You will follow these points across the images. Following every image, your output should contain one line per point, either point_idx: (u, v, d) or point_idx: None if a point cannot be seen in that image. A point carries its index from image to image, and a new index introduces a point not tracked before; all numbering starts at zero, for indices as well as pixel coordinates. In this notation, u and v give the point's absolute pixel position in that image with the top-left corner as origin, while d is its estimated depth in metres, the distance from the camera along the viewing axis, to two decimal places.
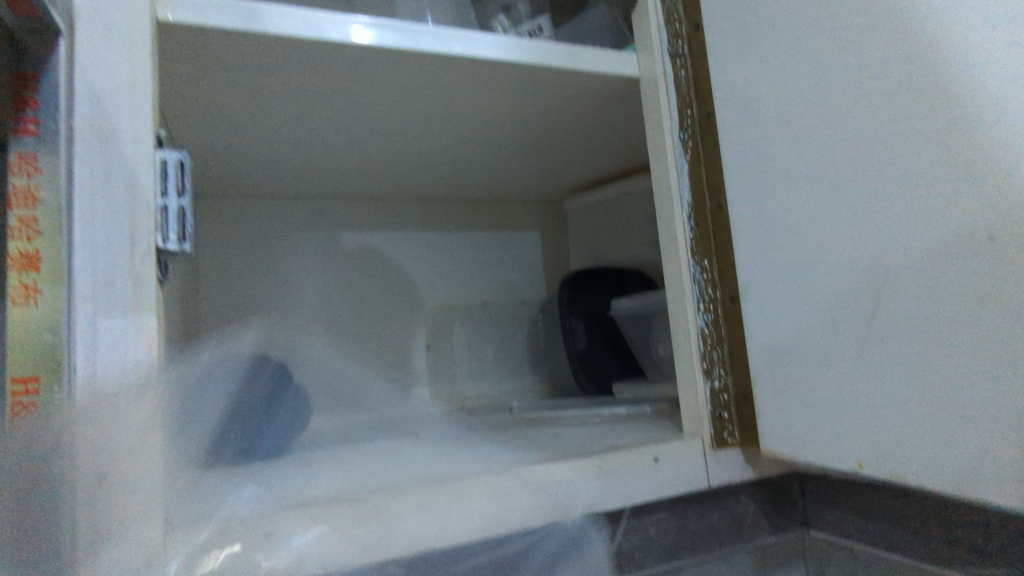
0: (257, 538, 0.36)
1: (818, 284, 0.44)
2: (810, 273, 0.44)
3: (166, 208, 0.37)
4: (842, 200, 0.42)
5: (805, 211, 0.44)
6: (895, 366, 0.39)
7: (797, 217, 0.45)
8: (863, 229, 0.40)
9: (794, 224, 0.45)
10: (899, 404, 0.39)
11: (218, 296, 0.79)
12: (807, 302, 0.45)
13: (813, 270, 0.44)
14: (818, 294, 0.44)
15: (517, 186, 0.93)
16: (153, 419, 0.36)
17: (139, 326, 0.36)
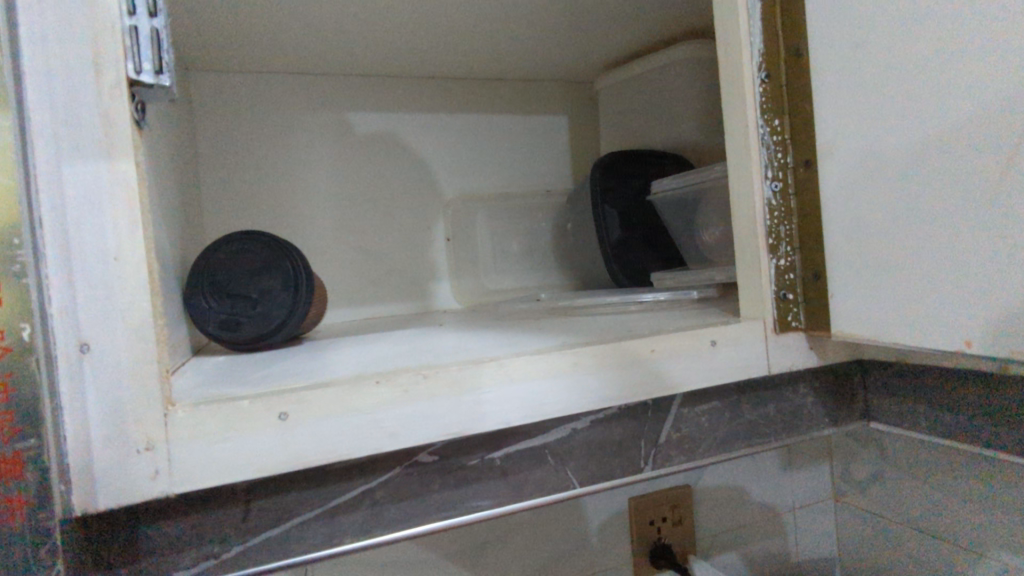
0: (271, 419, 0.32)
1: (920, 132, 0.37)
2: (912, 119, 0.37)
3: (133, 28, 0.30)
4: (962, 18, 0.34)
5: (910, 42, 0.36)
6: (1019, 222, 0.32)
7: (899, 50, 0.37)
8: (989, 54, 0.33)
9: (892, 60, 0.38)
10: (1019, 268, 0.32)
11: (220, 181, 0.73)
12: (904, 155, 0.38)
13: (917, 115, 0.37)
14: (920, 145, 0.37)
15: (542, 59, 0.83)
16: (140, 285, 0.29)
17: (114, 173, 0.29)
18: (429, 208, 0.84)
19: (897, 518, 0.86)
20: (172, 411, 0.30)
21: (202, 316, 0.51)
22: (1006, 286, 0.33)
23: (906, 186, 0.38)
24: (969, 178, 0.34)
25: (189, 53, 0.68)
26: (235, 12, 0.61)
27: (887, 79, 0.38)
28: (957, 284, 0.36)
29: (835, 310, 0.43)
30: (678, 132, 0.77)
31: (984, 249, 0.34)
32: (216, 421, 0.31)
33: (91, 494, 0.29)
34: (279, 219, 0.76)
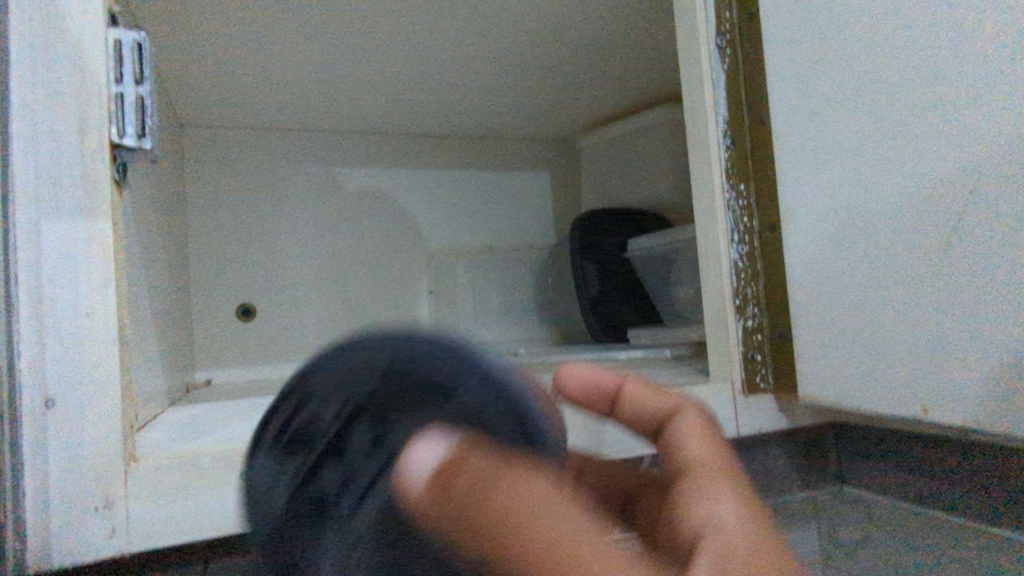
0: (231, 477, 0.32)
1: (864, 211, 0.39)
2: (852, 200, 0.39)
3: (121, 96, 0.32)
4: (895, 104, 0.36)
5: (855, 127, 0.39)
6: (986, 274, 0.32)
7: (841, 133, 0.40)
8: (947, 108, 0.34)
9: (839, 142, 0.40)
10: (989, 325, 0.32)
11: (206, 231, 0.74)
12: (849, 228, 0.40)
13: (865, 197, 0.39)
14: (864, 223, 0.39)
15: (527, 119, 0.87)
16: (109, 340, 0.30)
17: (90, 234, 0.30)
18: (412, 258, 0.86)
19: None
20: (133, 467, 0.30)
21: None
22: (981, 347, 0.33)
23: (850, 262, 0.40)
24: (932, 231, 0.35)
25: (185, 109, 0.71)
26: (224, 71, 0.64)
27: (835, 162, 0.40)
28: (957, 335, 0.34)
29: (804, 370, 0.43)
30: (652, 191, 0.80)
31: (966, 304, 0.33)
32: (173, 479, 0.31)
33: (45, 554, 0.28)
34: (263, 268, 0.78)
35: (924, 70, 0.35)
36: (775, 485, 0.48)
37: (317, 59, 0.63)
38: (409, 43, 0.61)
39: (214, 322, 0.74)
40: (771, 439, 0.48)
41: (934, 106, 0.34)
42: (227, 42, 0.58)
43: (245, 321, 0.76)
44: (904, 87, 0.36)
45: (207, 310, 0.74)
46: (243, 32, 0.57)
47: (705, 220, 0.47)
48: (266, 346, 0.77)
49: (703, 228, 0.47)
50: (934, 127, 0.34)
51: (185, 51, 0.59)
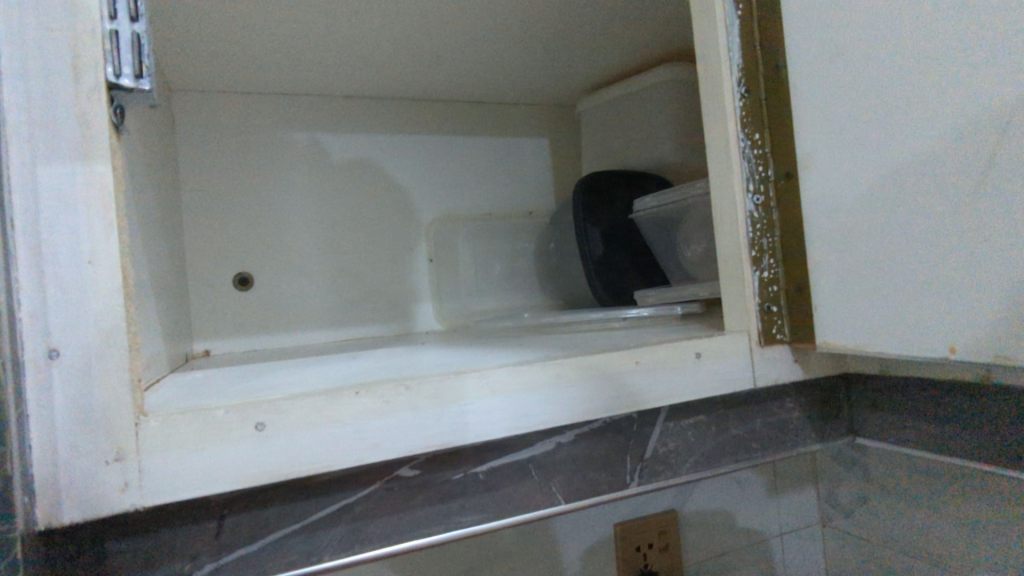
0: (247, 431, 0.31)
1: (884, 153, 0.37)
2: (870, 143, 0.38)
3: (115, 33, 0.30)
4: (920, 39, 0.35)
5: (873, 67, 0.37)
6: (1014, 212, 0.31)
7: (859, 74, 0.38)
8: (975, 40, 0.32)
9: (857, 84, 0.39)
10: (1017, 263, 0.31)
11: (200, 199, 0.73)
12: (866, 173, 0.39)
13: (885, 139, 0.37)
14: (883, 166, 0.38)
15: (526, 82, 0.84)
16: (114, 289, 0.29)
17: (88, 179, 0.28)
18: (412, 225, 0.85)
19: (868, 536, 0.85)
20: (144, 421, 0.29)
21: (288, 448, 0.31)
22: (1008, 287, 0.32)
23: (868, 207, 0.39)
24: (956, 170, 0.34)
25: (173, 73, 0.69)
26: (212, 30, 0.61)
27: (854, 104, 0.39)
28: (982, 277, 0.33)
29: (821, 321, 0.43)
30: (655, 153, 0.79)
31: (993, 243, 0.32)
32: (186, 433, 0.30)
33: (59, 507, 0.27)
34: (260, 236, 0.76)
35: (950, 1, 0.33)
36: (793, 436, 0.48)
37: (308, 16, 0.61)
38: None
39: (211, 293, 0.73)
40: (788, 391, 0.48)
41: (961, 39, 0.33)
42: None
43: (243, 292, 0.75)
44: (928, 21, 0.34)
45: (203, 281, 0.72)
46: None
47: (719, 170, 0.46)
48: (265, 317, 0.75)
49: (718, 179, 0.46)
50: (960, 61, 0.33)
51: (170, 8, 0.56)
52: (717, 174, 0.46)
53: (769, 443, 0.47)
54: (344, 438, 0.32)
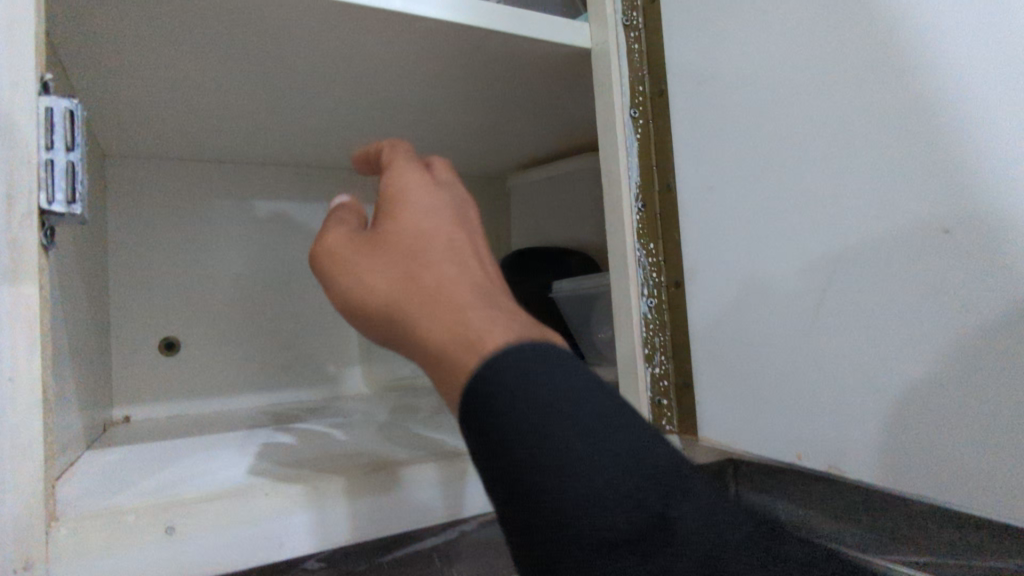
0: (157, 534, 0.33)
1: (751, 279, 0.44)
2: (743, 269, 0.44)
3: (51, 163, 0.33)
4: (777, 187, 0.41)
5: (744, 205, 0.44)
6: (848, 344, 0.38)
7: (735, 210, 0.45)
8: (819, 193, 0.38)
9: (733, 217, 0.45)
10: (850, 391, 0.38)
11: (131, 264, 0.73)
12: (739, 294, 0.44)
13: (751, 267, 0.44)
14: (751, 291, 0.44)
15: (460, 158, 0.90)
16: (34, 403, 0.30)
17: (17, 299, 0.30)
18: None
19: None
20: (53, 528, 0.31)
21: (197, 551, 0.34)
22: (847, 408, 0.38)
23: (740, 325, 0.45)
24: (806, 301, 0.40)
25: (111, 143, 0.70)
26: (157, 111, 0.64)
27: (729, 234, 0.45)
28: (827, 395, 0.39)
29: (700, 417, 0.48)
30: (576, 234, 0.85)
31: (834, 369, 0.38)
32: (97, 538, 0.32)
33: None
34: (190, 301, 0.77)
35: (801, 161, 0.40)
36: None
37: (257, 105, 0.64)
38: (347, 95, 0.63)
39: (136, 357, 0.73)
40: None
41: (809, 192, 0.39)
42: (162, 90, 0.59)
43: (168, 356, 0.75)
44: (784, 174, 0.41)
45: (127, 345, 0.72)
46: (180, 82, 0.58)
47: (618, 273, 0.51)
48: (191, 381, 0.76)
49: (617, 282, 0.51)
50: (811, 212, 0.39)
51: (117, 92, 0.59)
52: (617, 276, 0.51)
53: None
54: (250, 538, 0.35)
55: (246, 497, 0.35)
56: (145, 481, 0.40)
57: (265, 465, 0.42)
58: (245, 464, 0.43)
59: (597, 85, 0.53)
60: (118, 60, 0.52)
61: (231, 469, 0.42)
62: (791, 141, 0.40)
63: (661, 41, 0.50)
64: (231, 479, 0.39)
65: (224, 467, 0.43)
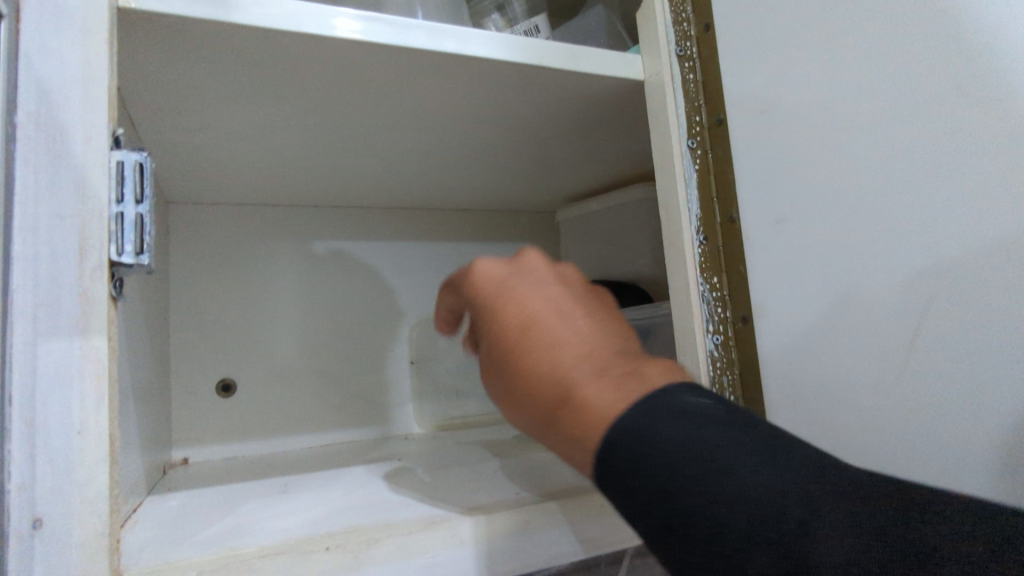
0: None
1: (826, 314, 0.41)
2: (813, 304, 0.41)
3: (120, 216, 0.33)
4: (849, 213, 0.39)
5: (814, 235, 0.41)
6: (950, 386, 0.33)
7: (804, 241, 0.42)
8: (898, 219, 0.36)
9: (800, 248, 0.42)
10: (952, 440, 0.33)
11: (191, 308, 0.75)
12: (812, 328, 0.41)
13: (822, 300, 0.41)
14: (825, 327, 0.41)
15: (508, 194, 0.89)
16: (99, 458, 0.31)
17: (87, 350, 0.31)
18: (395, 329, 0.87)
19: None
20: None
21: None
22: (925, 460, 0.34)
23: (817, 365, 0.41)
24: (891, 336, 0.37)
25: (171, 190, 0.72)
26: (219, 158, 0.66)
27: (797, 264, 0.42)
28: (919, 445, 0.35)
29: None
30: (630, 267, 0.83)
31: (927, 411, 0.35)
32: None
33: None
34: (246, 341, 0.78)
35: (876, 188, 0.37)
36: None
37: (312, 149, 0.66)
38: (398, 135, 0.63)
39: (195, 399, 0.74)
40: None
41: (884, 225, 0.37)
42: (219, 137, 0.60)
43: (225, 398, 0.76)
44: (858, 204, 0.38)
45: (184, 387, 0.73)
46: (238, 130, 0.59)
47: (680, 311, 0.49)
48: (247, 424, 0.76)
49: (679, 319, 0.49)
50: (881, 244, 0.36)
51: (179, 141, 0.61)
52: (679, 314, 0.49)
53: None
54: None
55: (307, 553, 0.34)
56: (204, 530, 0.40)
57: (323, 516, 0.41)
58: (301, 514, 0.43)
59: (652, 116, 0.52)
60: (179, 111, 0.54)
61: (287, 520, 0.41)
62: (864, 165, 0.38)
63: (717, 69, 0.49)
64: (288, 531, 0.38)
65: (284, 517, 0.43)
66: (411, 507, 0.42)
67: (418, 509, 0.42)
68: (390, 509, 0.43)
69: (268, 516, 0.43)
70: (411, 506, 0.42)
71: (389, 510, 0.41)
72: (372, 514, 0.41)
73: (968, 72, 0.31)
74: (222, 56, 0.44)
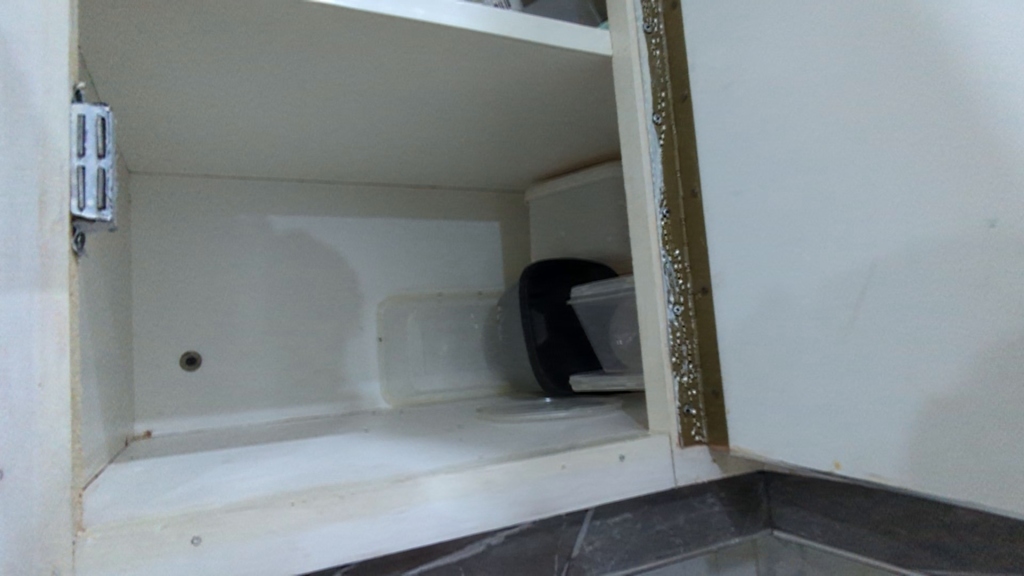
0: (182, 544, 0.32)
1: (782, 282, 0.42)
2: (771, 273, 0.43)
3: (82, 170, 0.33)
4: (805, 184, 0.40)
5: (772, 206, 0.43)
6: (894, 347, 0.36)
7: (763, 213, 0.44)
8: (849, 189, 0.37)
9: (759, 220, 0.44)
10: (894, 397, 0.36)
11: (154, 279, 0.74)
12: (770, 296, 0.43)
13: (779, 269, 0.43)
14: (781, 295, 0.42)
15: (478, 172, 0.90)
16: (61, 411, 0.30)
17: (47, 304, 0.30)
18: (364, 305, 0.87)
19: None
20: (81, 537, 0.31)
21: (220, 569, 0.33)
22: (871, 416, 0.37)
23: (774, 332, 0.43)
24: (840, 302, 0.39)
25: (134, 159, 0.71)
26: (186, 127, 0.65)
27: (756, 234, 0.44)
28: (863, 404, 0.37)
29: (733, 424, 0.46)
30: (597, 245, 0.85)
31: (872, 371, 0.37)
32: (125, 549, 0.31)
33: None
34: (212, 315, 0.77)
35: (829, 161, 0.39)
36: (706, 529, 0.53)
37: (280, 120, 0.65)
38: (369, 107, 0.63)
39: (158, 371, 0.73)
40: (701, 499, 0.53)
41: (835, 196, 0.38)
42: (187, 104, 0.60)
43: (189, 370, 0.75)
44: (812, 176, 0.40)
45: (148, 360, 0.73)
46: (204, 97, 0.58)
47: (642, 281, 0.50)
48: (212, 397, 0.76)
49: (641, 289, 0.51)
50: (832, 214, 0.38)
51: (144, 108, 0.59)
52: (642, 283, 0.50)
53: (683, 541, 0.52)
54: (272, 552, 0.34)
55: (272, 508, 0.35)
56: (169, 490, 0.40)
57: (289, 477, 0.42)
58: (267, 475, 0.43)
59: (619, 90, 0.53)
60: (143, 75, 0.53)
61: (253, 481, 0.41)
62: (819, 142, 0.39)
63: (683, 46, 0.50)
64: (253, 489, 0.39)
65: (250, 478, 0.43)
66: (377, 468, 0.42)
67: (383, 470, 0.43)
68: (355, 470, 0.43)
69: (235, 478, 0.43)
70: (377, 467, 0.43)
71: (355, 471, 0.42)
72: (338, 474, 0.41)
73: (913, 59, 0.34)
74: (187, 18, 0.44)
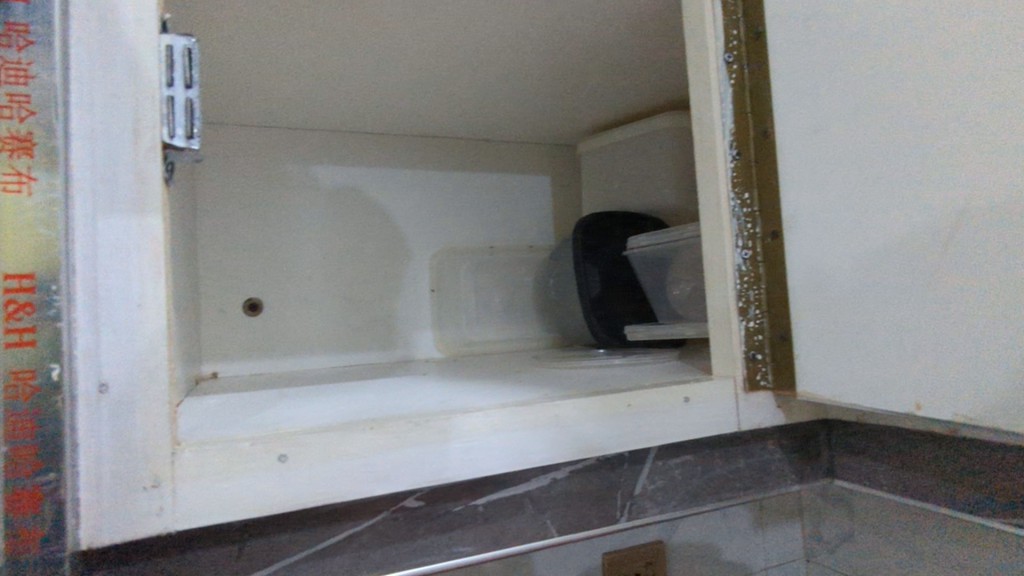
0: (270, 460, 0.34)
1: (859, 222, 0.41)
2: (846, 213, 0.42)
3: (171, 99, 0.33)
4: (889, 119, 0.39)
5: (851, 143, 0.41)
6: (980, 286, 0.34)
7: (840, 151, 0.42)
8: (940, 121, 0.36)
9: (836, 158, 0.42)
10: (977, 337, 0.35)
11: (218, 228, 0.76)
12: (844, 238, 0.42)
13: (856, 209, 0.41)
14: (858, 236, 0.41)
15: (531, 123, 0.89)
16: (159, 330, 0.32)
17: (143, 228, 0.31)
18: (416, 256, 0.88)
19: None
20: (179, 450, 0.32)
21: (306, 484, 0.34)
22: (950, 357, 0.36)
23: (847, 274, 0.42)
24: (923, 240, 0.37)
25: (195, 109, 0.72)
26: (244, 76, 0.65)
27: (832, 173, 0.43)
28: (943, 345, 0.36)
29: (800, 368, 0.46)
30: (652, 197, 0.83)
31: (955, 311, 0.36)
32: (218, 463, 0.33)
33: (95, 528, 0.30)
34: (272, 263, 0.79)
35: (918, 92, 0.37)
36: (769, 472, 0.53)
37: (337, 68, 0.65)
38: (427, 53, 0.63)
39: (223, 317, 0.76)
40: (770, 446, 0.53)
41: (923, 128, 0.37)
42: (247, 52, 0.60)
43: (252, 316, 0.78)
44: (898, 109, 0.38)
45: (214, 305, 0.75)
46: (264, 44, 0.59)
47: (710, 224, 0.50)
48: (274, 343, 0.78)
49: (708, 232, 0.50)
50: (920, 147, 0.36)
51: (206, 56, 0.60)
52: (709, 227, 0.50)
53: (746, 484, 0.52)
54: (353, 469, 0.35)
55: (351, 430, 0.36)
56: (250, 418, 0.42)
57: (362, 409, 0.44)
58: (341, 407, 0.45)
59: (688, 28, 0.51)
60: (208, 22, 0.53)
61: (329, 411, 0.43)
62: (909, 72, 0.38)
63: None
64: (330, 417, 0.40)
65: (324, 410, 0.45)
66: (445, 402, 0.43)
67: (451, 404, 0.44)
68: (425, 404, 0.44)
69: (311, 409, 0.45)
70: (447, 403, 0.44)
71: (424, 404, 0.43)
72: (409, 406, 0.43)
73: None
74: None
